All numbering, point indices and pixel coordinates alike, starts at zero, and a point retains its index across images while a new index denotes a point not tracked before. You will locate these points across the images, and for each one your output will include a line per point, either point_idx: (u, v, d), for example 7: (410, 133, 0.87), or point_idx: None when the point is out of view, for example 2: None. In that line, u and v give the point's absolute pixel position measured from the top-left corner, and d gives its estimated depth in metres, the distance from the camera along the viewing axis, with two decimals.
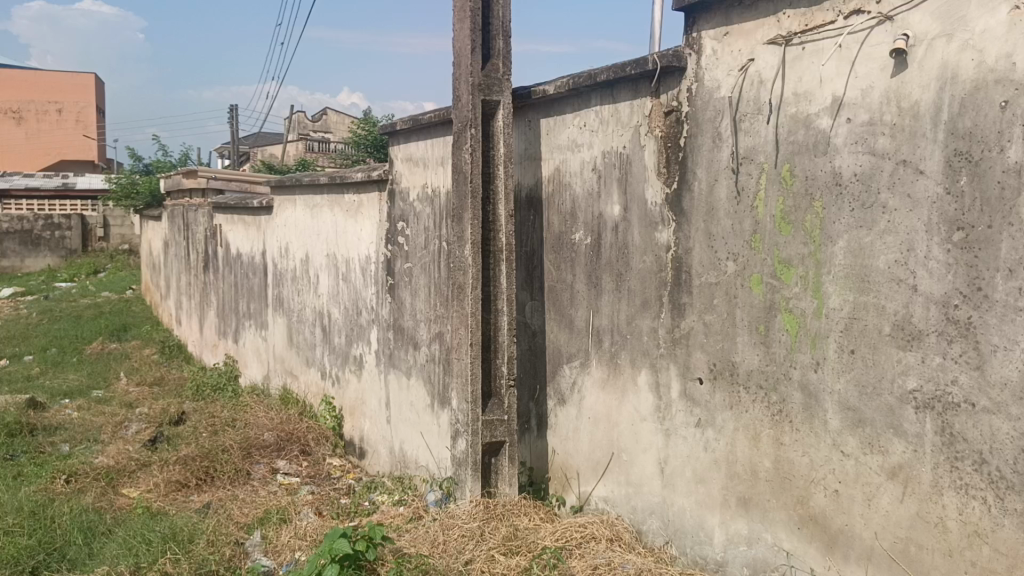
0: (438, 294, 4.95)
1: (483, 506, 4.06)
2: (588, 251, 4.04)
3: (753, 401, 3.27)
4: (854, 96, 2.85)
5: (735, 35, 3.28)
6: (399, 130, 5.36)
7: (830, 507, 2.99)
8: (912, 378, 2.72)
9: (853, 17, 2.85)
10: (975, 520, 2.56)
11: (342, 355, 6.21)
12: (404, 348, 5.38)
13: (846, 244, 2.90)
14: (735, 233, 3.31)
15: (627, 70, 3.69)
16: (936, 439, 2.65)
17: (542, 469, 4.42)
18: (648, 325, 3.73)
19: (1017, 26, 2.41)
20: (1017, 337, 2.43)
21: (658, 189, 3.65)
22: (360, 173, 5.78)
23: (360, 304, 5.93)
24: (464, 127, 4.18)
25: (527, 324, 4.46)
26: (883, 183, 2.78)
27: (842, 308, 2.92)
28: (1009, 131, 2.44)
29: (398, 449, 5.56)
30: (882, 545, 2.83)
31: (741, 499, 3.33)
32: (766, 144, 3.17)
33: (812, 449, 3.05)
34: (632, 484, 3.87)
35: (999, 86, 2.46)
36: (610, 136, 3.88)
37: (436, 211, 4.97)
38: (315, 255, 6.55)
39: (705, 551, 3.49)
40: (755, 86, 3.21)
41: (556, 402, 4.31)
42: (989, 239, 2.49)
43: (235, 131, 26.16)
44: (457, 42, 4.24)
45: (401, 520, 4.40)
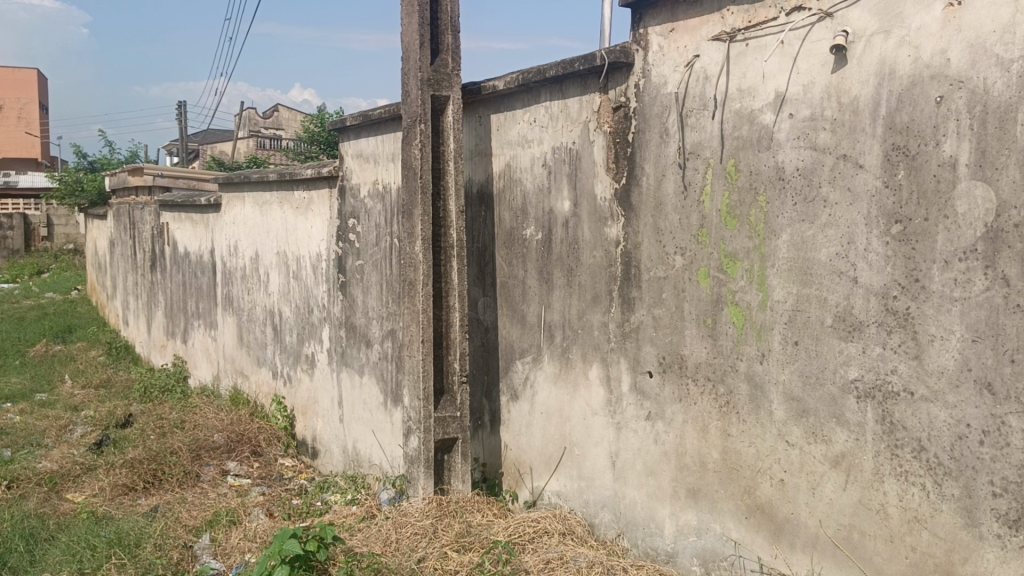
0: (391, 291, 4.92)
1: (435, 503, 4.05)
2: (539, 246, 4.05)
3: (701, 394, 3.31)
4: (796, 92, 2.90)
5: (681, 32, 3.31)
6: (349, 126, 5.31)
7: (776, 497, 3.05)
8: (854, 368, 2.77)
9: (794, 13, 2.90)
10: (915, 505, 2.62)
11: (294, 354, 6.14)
12: (356, 346, 5.33)
13: (789, 238, 2.95)
14: (682, 228, 3.34)
15: (576, 66, 3.70)
16: (877, 428, 2.71)
17: (495, 465, 4.42)
18: (598, 320, 3.75)
19: (951, 23, 2.47)
20: (953, 327, 2.50)
21: (607, 185, 3.67)
22: (310, 170, 5.72)
23: (311, 302, 5.87)
24: (413, 122, 4.15)
25: (479, 320, 4.45)
26: (825, 177, 2.83)
27: (786, 301, 2.97)
28: (944, 125, 2.50)
29: (351, 448, 5.51)
30: (827, 533, 2.88)
31: (691, 490, 3.37)
32: (712, 139, 3.21)
33: (757, 440, 3.10)
34: (584, 478, 3.89)
35: (934, 82, 2.52)
36: (560, 131, 3.90)
37: (388, 208, 4.94)
38: (265, 253, 6.46)
39: (656, 543, 3.53)
40: (701, 82, 3.24)
41: (509, 398, 4.31)
42: (926, 232, 2.56)
43: (184, 128, 25.71)
44: (405, 37, 4.21)
45: (353, 519, 4.36)
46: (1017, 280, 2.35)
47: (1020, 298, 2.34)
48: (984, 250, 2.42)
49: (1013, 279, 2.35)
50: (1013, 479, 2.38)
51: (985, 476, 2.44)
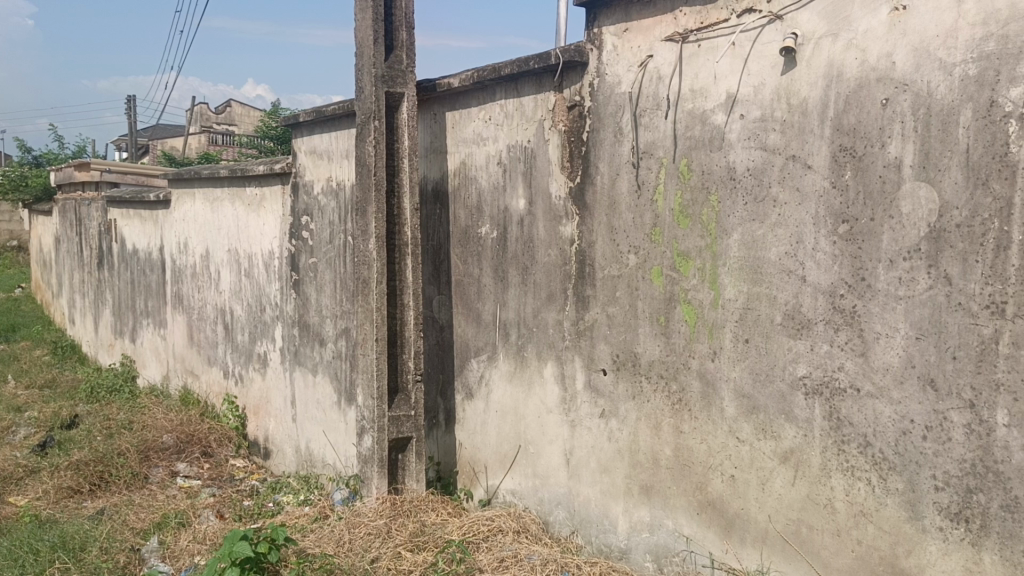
0: (345, 289, 4.88)
1: (389, 503, 4.02)
2: (494, 244, 4.04)
3: (654, 391, 3.34)
4: (747, 93, 2.94)
5: (634, 32, 3.33)
6: (302, 122, 5.25)
7: (727, 492, 3.09)
8: (802, 365, 2.82)
9: (745, 15, 2.94)
10: (861, 499, 2.67)
11: (245, 353, 6.05)
12: (310, 344, 5.27)
13: (740, 237, 2.99)
14: (636, 227, 3.36)
15: (530, 64, 3.70)
16: (825, 423, 2.76)
17: (450, 464, 4.40)
18: (553, 318, 3.76)
19: (897, 27, 2.52)
20: (897, 324, 2.55)
21: (562, 183, 3.68)
22: (262, 166, 5.63)
23: (264, 301, 5.78)
24: (367, 118, 4.11)
25: (434, 318, 4.43)
26: (775, 177, 2.87)
27: (737, 299, 3.01)
28: (889, 127, 2.55)
29: (304, 448, 5.45)
30: (776, 527, 2.93)
31: (644, 487, 3.40)
32: (665, 138, 3.24)
33: (709, 436, 3.14)
34: (539, 476, 3.90)
35: (880, 85, 2.57)
36: (515, 129, 3.89)
37: (342, 205, 4.89)
38: (215, 251, 6.35)
39: (609, 539, 3.55)
40: (654, 82, 3.27)
41: (464, 396, 4.29)
42: (872, 231, 2.61)
43: (133, 123, 25.16)
44: (359, 33, 4.17)
45: (306, 520, 4.31)
46: (958, 279, 2.41)
47: (961, 296, 2.41)
48: (927, 250, 2.48)
49: (955, 277, 2.41)
50: (955, 472, 2.44)
51: (928, 470, 2.50)
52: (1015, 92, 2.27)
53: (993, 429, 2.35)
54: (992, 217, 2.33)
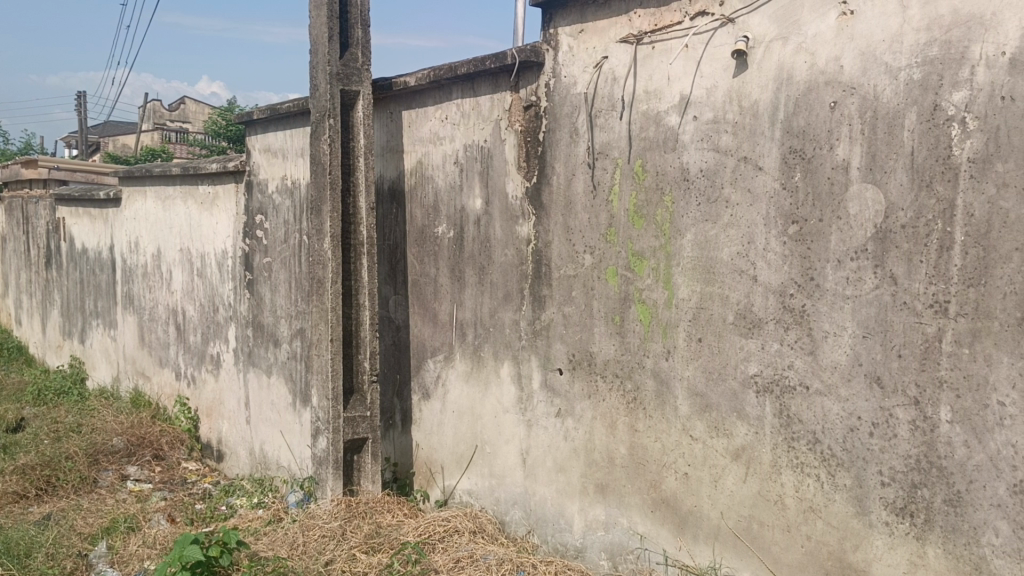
0: (300, 289, 4.83)
1: (344, 505, 3.98)
2: (451, 244, 4.03)
3: (609, 390, 3.36)
4: (700, 95, 2.98)
5: (590, 33, 3.35)
6: (256, 120, 5.18)
7: (680, 490, 3.12)
8: (753, 364, 2.86)
9: (698, 18, 2.98)
10: (810, 496, 2.72)
11: (198, 354, 5.95)
12: (264, 345, 5.21)
13: (694, 237, 3.02)
14: (591, 227, 3.38)
15: (487, 64, 3.69)
16: (775, 421, 2.81)
17: (407, 465, 4.37)
18: (510, 318, 3.77)
19: (844, 31, 2.57)
20: (845, 323, 2.60)
21: (519, 183, 3.68)
22: (214, 164, 5.55)
23: (216, 301, 5.70)
24: (322, 116, 4.07)
25: (390, 318, 4.40)
26: (727, 179, 2.91)
27: (690, 299, 3.04)
28: (837, 130, 2.60)
29: (258, 451, 5.38)
30: (728, 524, 2.97)
31: (599, 486, 3.42)
32: (620, 139, 3.26)
33: (663, 435, 3.17)
34: (495, 476, 3.90)
35: (829, 88, 2.62)
36: (471, 129, 3.89)
37: (297, 204, 4.84)
38: (167, 251, 6.24)
39: (565, 538, 3.56)
40: (609, 83, 3.29)
41: (420, 397, 4.27)
42: (821, 232, 2.65)
43: (83, 119, 24.61)
44: (313, 31, 4.12)
45: (259, 523, 4.25)
46: (903, 279, 2.46)
47: (907, 296, 2.46)
48: (874, 250, 2.53)
49: (901, 277, 2.46)
50: (900, 468, 2.49)
51: (875, 466, 2.55)
52: (958, 96, 2.33)
53: (937, 426, 2.40)
54: (936, 218, 2.38)
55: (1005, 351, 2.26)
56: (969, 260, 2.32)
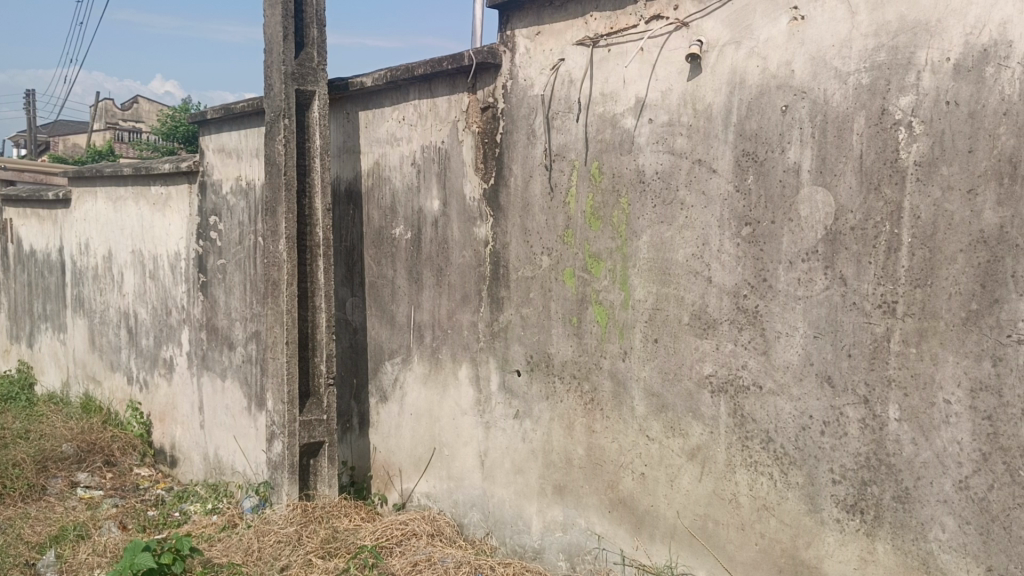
0: (256, 292, 4.77)
1: (300, 509, 3.93)
2: (409, 245, 4.01)
3: (567, 391, 3.37)
4: (655, 97, 3.00)
5: (546, 35, 3.36)
6: (210, 119, 5.11)
7: (637, 490, 3.14)
8: (708, 364, 2.89)
9: (653, 22, 3.01)
10: (764, 494, 2.76)
11: (150, 357, 5.83)
12: (218, 348, 5.13)
13: (650, 239, 3.04)
14: (549, 228, 3.38)
15: (444, 65, 3.68)
16: (730, 421, 2.84)
17: (364, 468, 4.34)
18: (468, 319, 3.76)
19: (795, 36, 2.62)
20: (797, 324, 2.64)
21: (476, 185, 3.68)
22: (167, 165, 5.42)
23: (169, 303, 5.59)
24: (276, 116, 4.02)
25: (347, 320, 4.36)
26: (682, 181, 2.93)
27: (646, 300, 3.07)
28: (789, 133, 2.64)
29: (213, 455, 5.30)
30: (683, 523, 2.99)
31: (557, 487, 3.43)
32: (577, 141, 3.27)
33: (620, 435, 3.19)
34: (454, 478, 3.88)
35: (780, 92, 2.66)
36: (429, 130, 3.87)
37: (252, 205, 4.78)
38: (119, 252, 6.11)
39: (523, 540, 3.56)
40: (566, 85, 3.31)
41: (377, 400, 4.24)
42: (773, 234, 2.69)
43: (31, 118, 24.02)
44: (268, 29, 4.07)
45: (213, 529, 4.18)
46: (852, 280, 2.51)
47: (856, 296, 2.50)
48: (824, 251, 2.57)
49: (850, 278, 2.51)
50: (851, 465, 2.53)
51: (826, 464, 2.59)
52: (904, 101, 2.38)
53: (886, 424, 2.45)
54: (884, 220, 2.43)
55: (950, 350, 2.31)
56: (915, 261, 2.37)
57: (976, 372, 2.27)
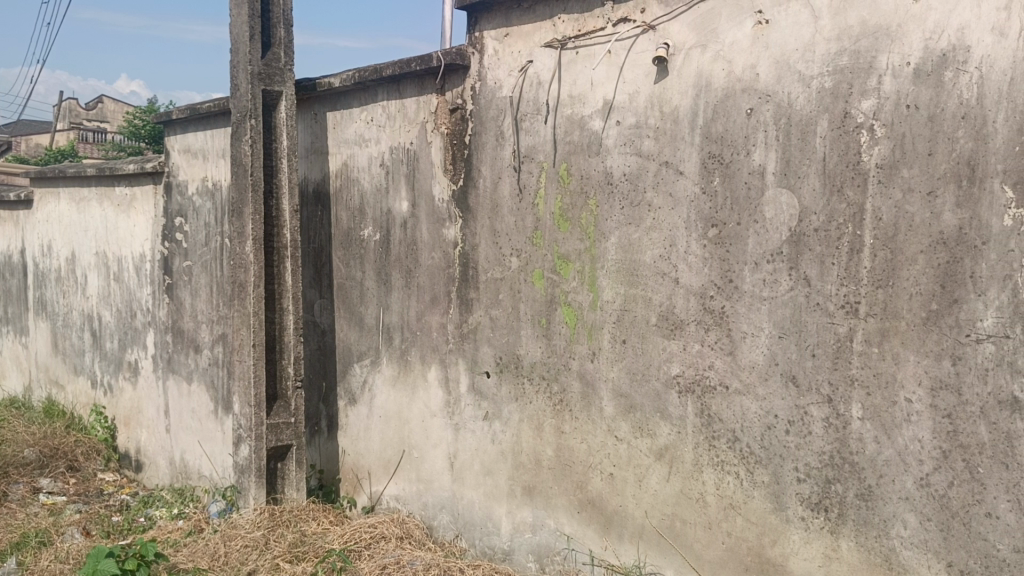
0: (222, 294, 4.72)
1: (268, 513, 3.89)
2: (377, 247, 3.99)
3: (536, 392, 3.38)
4: (623, 100, 3.02)
5: (515, 37, 3.37)
6: (175, 119, 5.05)
7: (605, 490, 3.15)
8: (675, 365, 2.91)
9: (620, 25, 3.02)
10: (730, 493, 2.78)
11: (115, 361, 5.75)
12: (184, 351, 5.06)
13: (618, 241, 3.06)
14: (518, 230, 3.39)
15: (412, 66, 3.67)
16: (697, 420, 2.86)
17: (333, 471, 4.31)
18: (437, 321, 3.75)
19: (760, 40, 2.65)
20: (762, 324, 2.67)
21: (445, 186, 3.67)
22: (131, 165, 5.34)
23: (134, 306, 5.51)
24: (242, 117, 3.98)
25: (315, 323, 4.33)
26: (649, 183, 2.95)
27: (614, 301, 3.08)
28: (753, 136, 2.67)
29: (179, 460, 5.23)
30: (652, 523, 3.01)
31: (526, 488, 3.43)
32: (545, 143, 3.28)
33: (589, 436, 3.20)
34: (423, 480, 3.87)
35: (745, 95, 2.69)
36: (397, 131, 3.86)
37: (219, 206, 4.73)
38: (82, 254, 6.01)
39: (493, 541, 3.56)
40: (534, 87, 3.31)
41: (346, 402, 4.22)
42: (738, 235, 2.72)
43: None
44: (233, 29, 4.03)
45: (179, 534, 4.13)
46: (816, 281, 2.54)
47: (820, 297, 2.54)
48: (789, 253, 2.60)
49: (814, 279, 2.54)
50: (815, 464, 2.57)
51: (791, 463, 2.63)
52: (866, 104, 2.42)
53: (849, 423, 2.49)
54: (847, 222, 2.47)
55: (911, 350, 2.35)
56: (877, 263, 2.41)
57: (936, 372, 2.31)
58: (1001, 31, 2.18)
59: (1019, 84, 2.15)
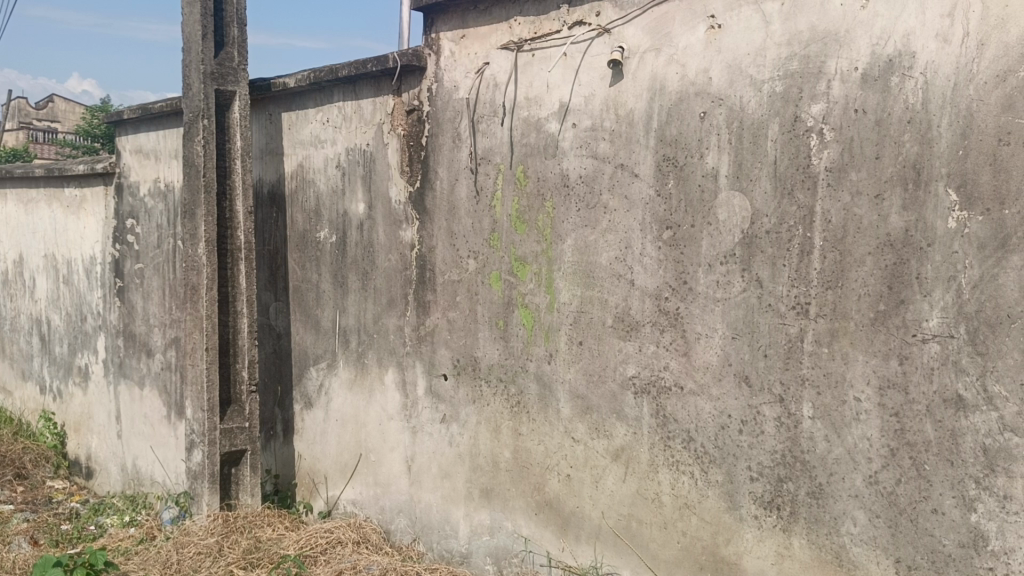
0: (175, 297, 4.64)
1: (221, 519, 3.83)
2: (333, 249, 3.96)
3: (493, 395, 3.37)
4: (578, 103, 3.03)
5: (471, 39, 3.37)
6: (127, 119, 4.95)
7: (563, 491, 3.16)
8: (631, 366, 2.93)
9: (575, 28, 3.04)
10: (685, 493, 2.80)
11: (64, 366, 5.61)
12: (136, 355, 4.97)
13: (574, 243, 3.07)
14: (475, 232, 3.38)
15: (368, 67, 3.64)
16: (652, 421, 2.88)
17: (288, 476, 4.25)
18: (394, 323, 3.73)
19: (713, 44, 2.68)
20: (716, 325, 2.70)
21: (402, 188, 3.65)
22: (81, 166, 5.21)
23: (84, 309, 5.39)
24: (195, 117, 3.92)
25: (271, 326, 4.28)
26: (605, 185, 2.97)
27: (571, 302, 3.09)
28: (707, 139, 2.70)
29: (130, 466, 5.12)
30: (608, 523, 3.02)
31: (484, 490, 3.43)
32: (502, 145, 3.28)
33: (546, 438, 3.20)
34: (380, 484, 3.84)
35: (699, 98, 2.71)
36: (354, 133, 3.83)
37: (171, 208, 4.65)
38: (30, 256, 5.86)
39: (451, 544, 3.54)
40: (491, 90, 3.31)
41: (302, 406, 4.17)
42: (692, 237, 2.74)
43: None
44: (185, 27, 3.96)
45: (130, 542, 4.04)
46: (768, 282, 2.58)
47: (771, 298, 2.57)
48: (741, 254, 2.63)
49: (765, 281, 2.58)
50: (767, 463, 2.60)
51: (743, 462, 2.66)
52: (815, 109, 2.46)
53: (800, 422, 2.52)
54: (798, 224, 2.50)
55: (860, 350, 2.39)
56: (827, 264, 2.45)
57: (884, 371, 2.35)
58: (944, 38, 2.23)
59: (962, 89, 2.20)
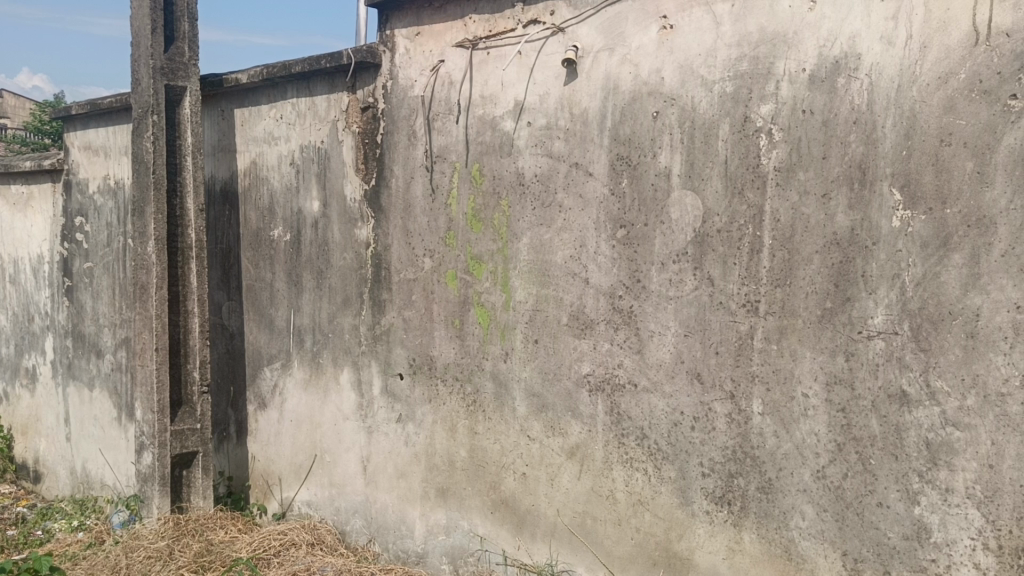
0: (125, 296, 4.55)
1: (172, 522, 3.77)
2: (287, 248, 3.91)
3: (449, 394, 3.37)
4: (533, 101, 3.04)
5: (426, 36, 3.35)
6: (75, 115, 4.84)
7: (518, 490, 3.16)
8: (586, 364, 2.94)
9: (530, 26, 3.04)
10: (639, 489, 2.82)
11: (11, 367, 5.46)
12: (85, 356, 4.86)
13: (530, 241, 3.07)
14: (430, 231, 3.37)
15: (322, 63, 3.60)
16: (607, 418, 2.90)
17: (242, 478, 4.20)
18: (349, 323, 3.70)
19: (665, 44, 2.70)
20: (668, 323, 2.73)
21: (357, 186, 3.62)
22: (27, 162, 5.08)
23: (31, 309, 5.25)
24: (144, 113, 3.84)
25: (224, 326, 4.22)
26: (560, 184, 2.98)
27: (527, 301, 3.09)
28: (659, 139, 2.72)
29: (80, 470, 5.01)
30: (563, 521, 3.03)
31: (440, 490, 3.42)
32: (457, 143, 3.27)
33: (502, 436, 3.20)
34: (335, 485, 3.81)
35: (651, 98, 2.73)
36: (308, 130, 3.79)
37: (121, 206, 4.56)
38: None
39: (407, 545, 3.53)
40: (446, 87, 3.30)
41: (256, 407, 4.12)
42: (646, 236, 2.76)
43: None
44: (134, 21, 3.88)
45: (78, 546, 3.96)
46: (719, 280, 2.60)
47: (722, 296, 2.60)
48: (693, 253, 2.66)
49: (716, 279, 2.61)
50: (719, 459, 2.63)
51: (696, 458, 2.68)
52: (765, 109, 2.49)
53: (750, 418, 2.56)
54: (748, 223, 2.54)
55: (808, 346, 2.43)
56: (776, 262, 2.48)
57: (831, 367, 2.39)
58: (888, 40, 2.27)
59: (906, 91, 2.25)
